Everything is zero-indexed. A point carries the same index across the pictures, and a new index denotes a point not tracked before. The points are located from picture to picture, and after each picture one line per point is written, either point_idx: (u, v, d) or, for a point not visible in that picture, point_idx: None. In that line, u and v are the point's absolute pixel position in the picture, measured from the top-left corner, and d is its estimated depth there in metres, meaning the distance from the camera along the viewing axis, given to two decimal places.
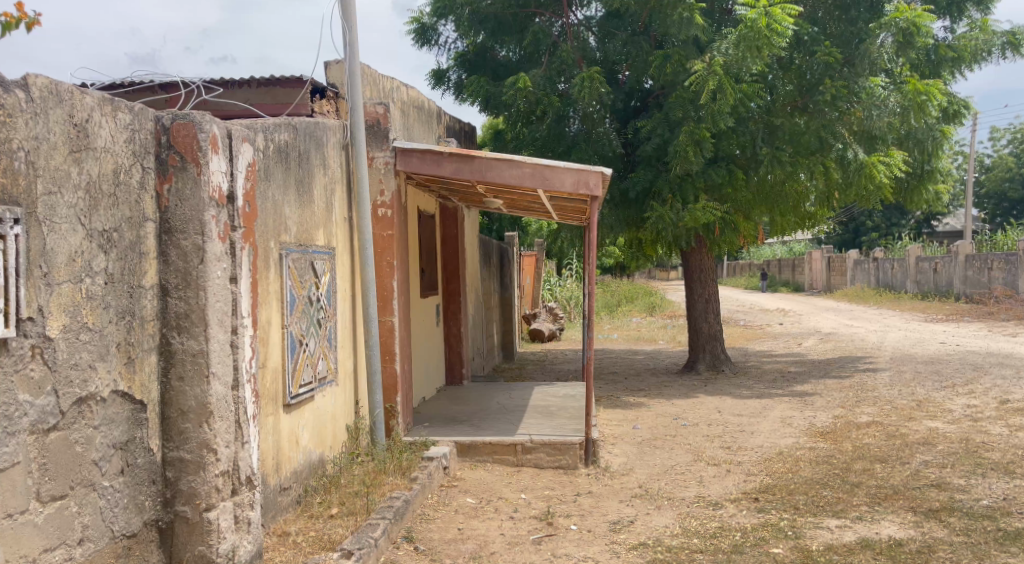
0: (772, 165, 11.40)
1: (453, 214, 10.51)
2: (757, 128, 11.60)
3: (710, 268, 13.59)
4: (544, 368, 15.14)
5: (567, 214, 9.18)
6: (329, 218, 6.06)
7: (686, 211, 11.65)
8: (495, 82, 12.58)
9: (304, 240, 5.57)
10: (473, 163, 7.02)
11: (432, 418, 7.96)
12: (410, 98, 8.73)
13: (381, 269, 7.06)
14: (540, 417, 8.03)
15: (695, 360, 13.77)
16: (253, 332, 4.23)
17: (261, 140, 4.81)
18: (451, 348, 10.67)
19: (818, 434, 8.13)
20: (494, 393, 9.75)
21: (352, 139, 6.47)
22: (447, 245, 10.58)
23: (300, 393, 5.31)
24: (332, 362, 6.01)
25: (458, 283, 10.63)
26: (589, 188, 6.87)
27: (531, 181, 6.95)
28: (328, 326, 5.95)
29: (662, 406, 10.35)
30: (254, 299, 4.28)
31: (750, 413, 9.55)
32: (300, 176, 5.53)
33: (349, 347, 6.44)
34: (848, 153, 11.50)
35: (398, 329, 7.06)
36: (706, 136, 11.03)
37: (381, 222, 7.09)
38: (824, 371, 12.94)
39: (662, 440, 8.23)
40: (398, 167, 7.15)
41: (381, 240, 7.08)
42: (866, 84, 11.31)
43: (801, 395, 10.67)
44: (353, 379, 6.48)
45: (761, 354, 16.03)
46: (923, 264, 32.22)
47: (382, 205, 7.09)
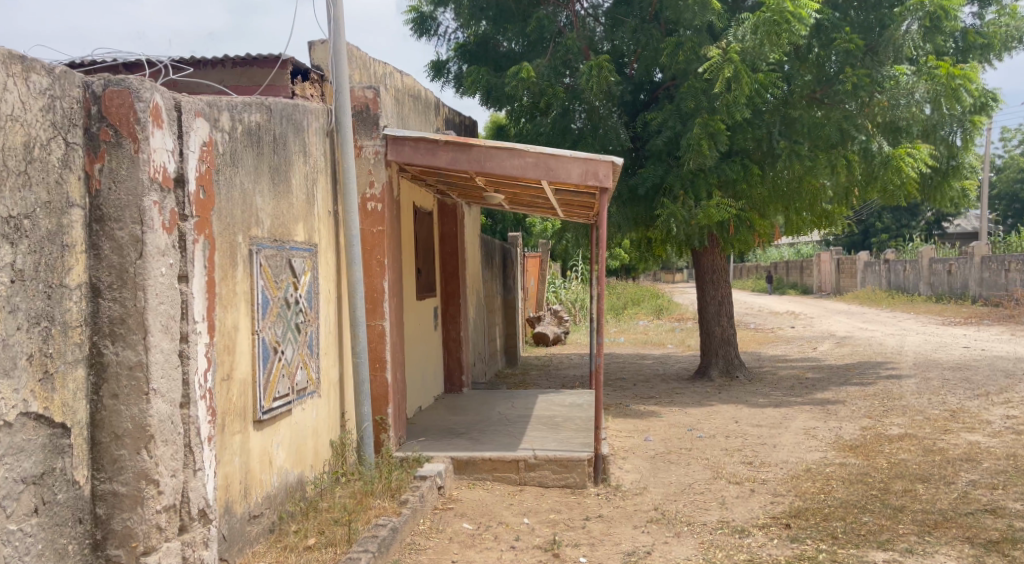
0: (791, 160, 10.88)
1: (452, 211, 9.91)
2: (773, 121, 11.06)
3: (722, 270, 12.96)
4: (548, 373, 14.53)
5: (573, 210, 8.60)
6: (310, 210, 5.45)
7: (700, 208, 11.07)
8: (496, 73, 12.00)
9: (280, 234, 4.96)
10: (471, 152, 6.46)
11: (426, 430, 7.35)
12: (405, 85, 8.14)
13: (370, 269, 6.46)
14: (544, 429, 7.42)
15: (708, 366, 13.13)
16: (209, 340, 3.63)
17: (227, 119, 4.21)
18: (450, 353, 10.08)
19: (847, 448, 7.52)
20: (496, 401, 9.15)
21: (338, 125, 5.88)
22: (446, 243, 9.98)
23: (274, 407, 4.70)
24: (313, 371, 5.41)
25: (457, 284, 10.02)
26: (598, 179, 6.33)
27: (534, 172, 6.39)
28: (309, 331, 5.35)
29: (675, 415, 9.74)
30: (212, 302, 3.69)
31: (769, 423, 8.95)
32: (275, 163, 4.91)
33: (334, 354, 5.84)
34: (872, 145, 10.91)
35: (388, 335, 6.46)
36: (721, 129, 10.43)
37: (370, 218, 6.49)
38: (844, 378, 12.31)
39: (677, 454, 7.62)
40: (389, 157, 6.54)
41: (370, 236, 6.48)
42: (890, 73, 10.78)
43: (823, 404, 10.05)
44: (338, 389, 5.88)
45: (776, 359, 15.42)
46: (936, 266, 31.61)
47: (371, 199, 6.49)
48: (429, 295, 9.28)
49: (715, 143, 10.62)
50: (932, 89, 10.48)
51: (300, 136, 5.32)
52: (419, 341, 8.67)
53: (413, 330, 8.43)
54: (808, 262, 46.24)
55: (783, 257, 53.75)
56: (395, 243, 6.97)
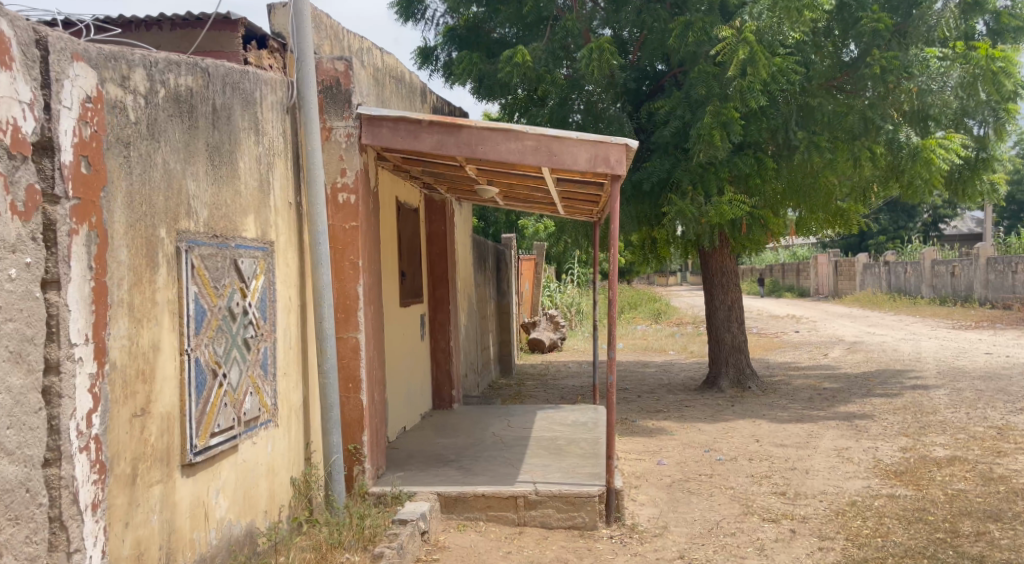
0: (810, 152, 9.99)
1: (441, 208, 8.99)
2: (787, 109, 10.21)
3: (732, 273, 12.02)
4: (545, 384, 13.58)
5: (576, 204, 7.67)
6: (264, 200, 4.49)
7: (711, 204, 10.19)
8: (489, 60, 11.05)
9: (223, 229, 3.99)
10: (460, 135, 5.52)
11: (411, 458, 6.43)
12: (386, 64, 7.19)
13: (342, 272, 5.51)
14: (545, 456, 6.49)
15: (718, 376, 12.20)
16: (94, 368, 2.84)
17: (143, 79, 3.27)
18: (439, 366, 9.07)
19: (890, 475, 6.59)
20: (490, 420, 8.20)
21: (301, 100, 4.95)
22: (433, 244, 9.03)
23: (213, 445, 3.71)
24: (268, 397, 4.45)
25: (445, 289, 9.05)
26: (608, 166, 5.42)
27: (535, 158, 5.47)
28: (263, 347, 4.40)
29: (687, 433, 8.81)
30: (100, 318, 2.89)
31: (795, 444, 8.01)
32: (217, 141, 3.93)
33: (297, 373, 4.90)
34: (899, 136, 10.05)
35: (364, 349, 5.50)
36: (735, 117, 9.50)
37: (343, 212, 5.53)
38: (865, 388, 11.40)
39: (697, 482, 6.68)
40: (364, 140, 5.58)
41: (343, 234, 5.53)
42: (920, 55, 9.88)
43: (849, 420, 9.15)
44: (300, 416, 4.92)
45: (787, 367, 14.49)
46: (939, 268, 30.78)
47: (343, 190, 5.53)
48: (415, 301, 8.32)
49: (727, 133, 9.72)
50: (969, 73, 9.70)
51: (251, 110, 4.35)
52: (402, 353, 7.69)
53: (396, 342, 7.45)
54: (805, 264, 45.35)
55: (779, 259, 52.88)
56: (373, 242, 6.01)
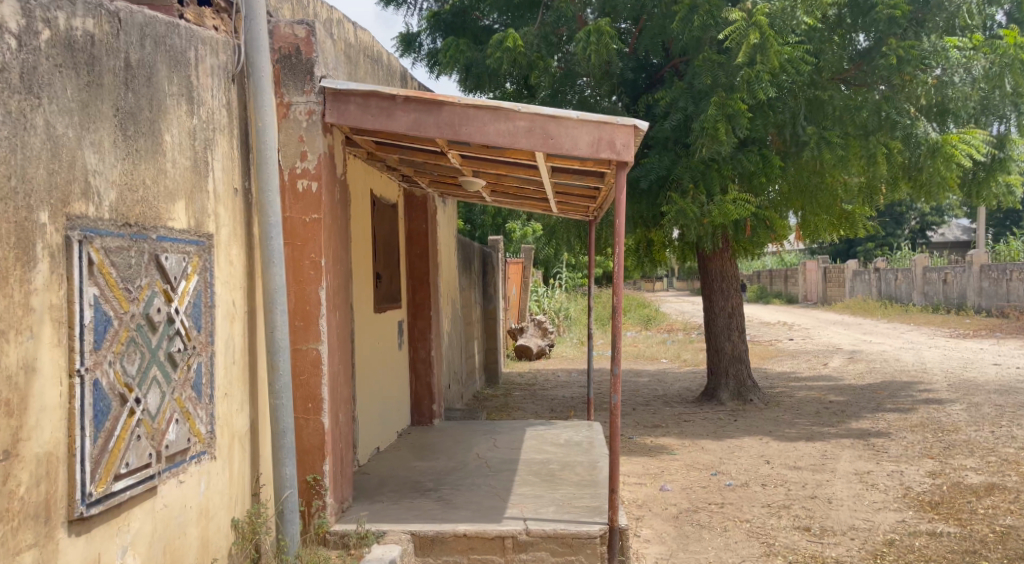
0: (820, 148, 9.24)
1: (422, 205, 8.20)
2: (798, 102, 9.44)
3: (733, 278, 11.28)
4: (534, 394, 12.81)
5: (570, 199, 6.91)
6: (200, 183, 3.70)
7: (714, 203, 9.45)
8: (476, 46, 10.25)
9: (141, 217, 3.19)
10: (440, 114, 4.75)
11: (382, 488, 5.63)
12: (361, 40, 6.41)
13: (301, 273, 4.73)
14: (536, 484, 5.71)
15: (717, 388, 11.46)
16: None
17: (12, 11, 2.55)
18: (419, 378, 8.26)
19: (925, 507, 5.82)
20: (474, 439, 7.42)
21: (249, 66, 4.14)
22: (413, 243, 8.23)
23: (116, 490, 2.93)
24: (202, 425, 3.66)
25: (426, 293, 8.25)
26: (613, 151, 4.68)
27: (528, 140, 4.71)
28: (195, 363, 3.59)
29: (690, 453, 8.04)
30: None
31: (810, 466, 7.23)
32: (136, 106, 3.15)
33: (243, 392, 4.12)
34: (917, 131, 9.26)
35: (326, 364, 4.73)
36: (743, 110, 8.75)
37: (303, 203, 4.73)
38: (875, 402, 10.64)
39: (708, 513, 5.91)
40: (329, 119, 4.78)
41: (303, 228, 4.73)
42: (938, 45, 9.04)
43: (864, 438, 8.39)
44: (246, 444, 4.13)
45: (787, 377, 13.75)
46: (931, 274, 30.15)
47: (302, 176, 4.74)
48: (392, 307, 7.53)
49: (733, 126, 8.96)
50: (995, 64, 9.06)
51: (183, 72, 3.55)
52: (375, 365, 6.90)
53: (368, 352, 6.65)
54: (795, 270, 44.69)
55: (767, 265, 52.19)
56: (340, 239, 5.22)
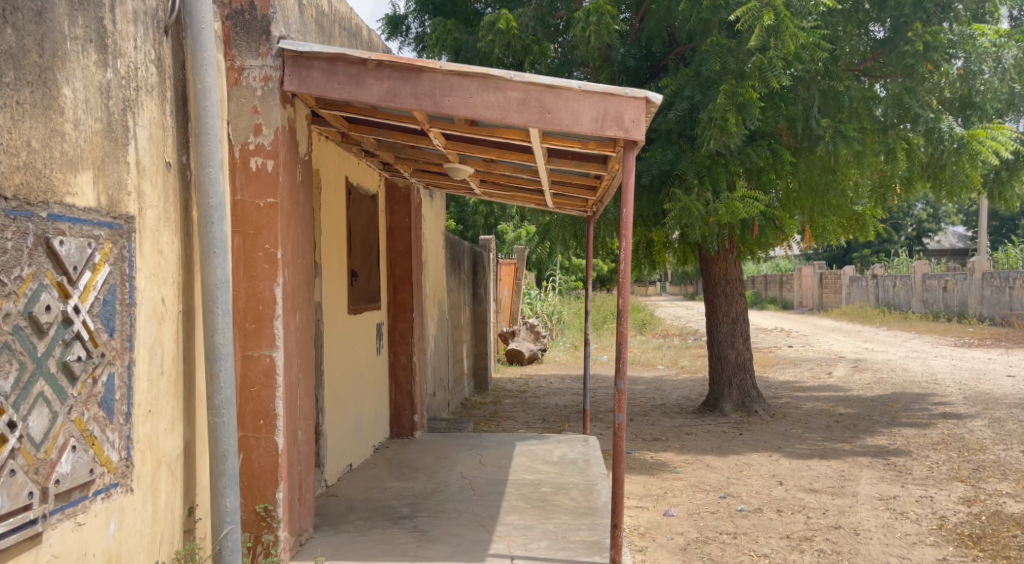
0: (836, 141, 8.50)
1: (405, 197, 7.51)
2: (814, 93, 8.75)
3: (737, 282, 10.61)
4: (525, 403, 12.12)
5: (567, 190, 6.23)
6: (117, 151, 3.01)
7: (720, 201, 8.79)
8: (467, 30, 9.54)
9: (24, 190, 2.53)
10: (419, 83, 4.07)
11: (348, 516, 4.93)
12: (337, 8, 5.71)
13: (253, 266, 4.06)
14: (526, 512, 5.02)
15: (720, 398, 10.80)
16: None
17: None
18: (399, 386, 7.56)
19: (966, 542, 5.14)
20: (458, 455, 6.73)
21: (185, 11, 3.43)
22: (395, 238, 7.53)
23: None
24: (114, 451, 2.97)
25: (408, 293, 7.55)
26: (621, 127, 4.00)
27: (521, 114, 4.03)
28: (107, 375, 2.92)
29: (694, 473, 7.34)
30: None
31: (828, 490, 6.53)
32: (13, 45, 2.48)
33: (176, 407, 3.43)
34: (941, 125, 8.56)
35: (281, 373, 4.06)
36: (754, 99, 8.07)
37: (257, 185, 4.05)
38: (888, 415, 9.96)
39: (720, 545, 5.22)
40: (286, 87, 4.09)
41: (256, 213, 4.06)
42: (965, 31, 8.40)
43: (883, 456, 7.70)
44: (178, 471, 3.44)
45: (791, 387, 13.06)
46: (931, 281, 29.49)
47: (255, 153, 4.05)
48: (369, 307, 6.85)
49: (743, 117, 8.29)
50: None
51: (93, 12, 2.87)
52: (348, 372, 6.22)
53: (339, 358, 5.97)
54: (790, 276, 44.05)
55: (761, 270, 51.51)
56: (304, 228, 4.54)
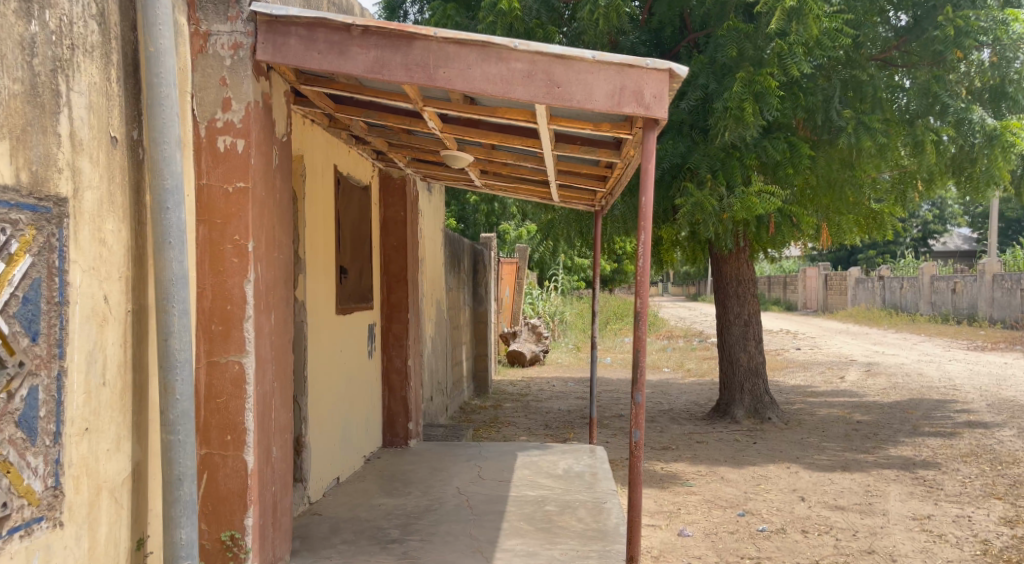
0: (859, 133, 8.00)
1: (400, 189, 7.01)
2: (835, 83, 8.26)
3: (749, 283, 10.12)
4: (526, 407, 11.62)
5: (574, 181, 5.76)
6: (42, 119, 2.54)
7: (735, 196, 8.31)
8: (467, 13, 9.03)
9: None
10: (410, 52, 3.58)
11: (332, 540, 4.43)
12: None
13: (220, 260, 3.57)
14: (529, 536, 4.53)
15: (731, 404, 10.29)
16: None
17: None
18: (393, 392, 7.06)
19: None
20: (454, 467, 6.24)
21: None
22: (388, 233, 7.04)
23: None
24: (34, 476, 2.50)
25: (403, 292, 7.05)
26: (641, 103, 3.51)
27: (527, 89, 3.54)
28: (29, 387, 2.49)
29: (708, 486, 6.84)
30: None
31: (855, 507, 6.03)
32: None
33: (122, 424, 2.95)
34: (972, 115, 8.04)
35: (252, 382, 3.57)
36: (773, 86, 7.56)
37: (226, 168, 3.56)
38: (909, 422, 9.46)
39: None
40: (259, 57, 3.60)
41: (225, 200, 3.57)
42: (998, 17, 7.92)
43: (909, 469, 7.20)
44: (125, 497, 2.96)
45: (804, 391, 12.56)
46: (939, 283, 28.94)
47: (222, 131, 3.56)
48: (360, 307, 6.36)
49: (760, 107, 7.79)
50: None
51: None
52: (336, 378, 5.74)
53: (325, 362, 5.48)
54: (795, 277, 43.51)
55: (766, 271, 50.96)
56: (283, 218, 4.05)
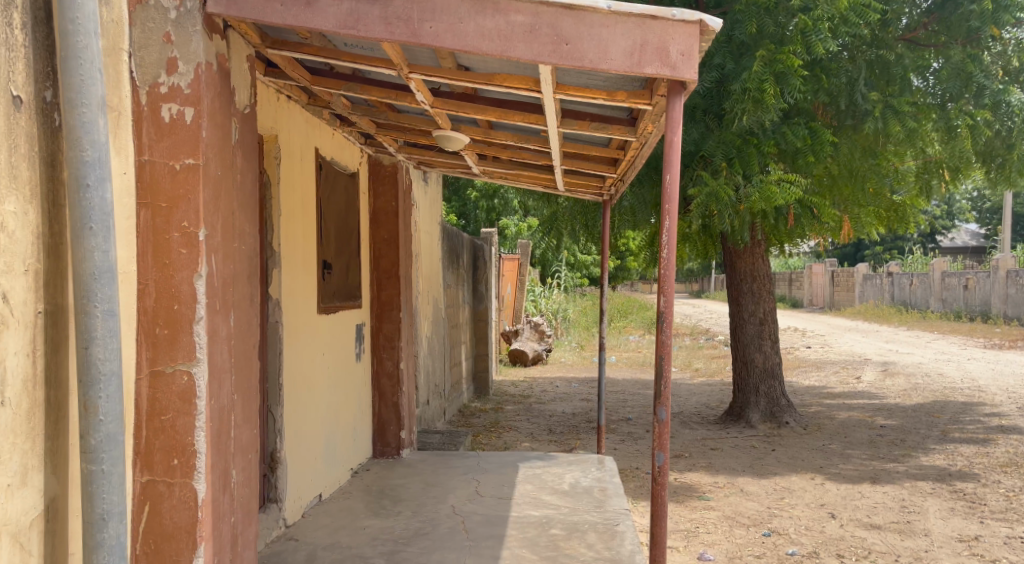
0: (887, 118, 7.45)
1: (391, 177, 6.46)
2: (860, 63, 7.70)
3: (764, 279, 9.55)
4: (529, 410, 11.06)
5: (581, 167, 5.22)
6: None
7: (752, 186, 7.74)
8: None
9: None
10: (390, 3, 3.01)
11: None
12: None
13: (165, 251, 3.00)
14: None
15: (746, 407, 9.71)
16: None
17: None
18: (384, 398, 6.49)
19: None
20: (449, 481, 5.69)
21: None
22: (378, 224, 6.47)
23: None
24: None
25: (394, 289, 6.48)
26: (666, 63, 2.96)
27: (529, 46, 2.98)
28: None
29: (728, 500, 6.28)
30: None
31: (893, 526, 5.47)
32: None
33: (29, 452, 2.40)
34: (1010, 96, 7.66)
35: (203, 396, 3.01)
36: (796, 66, 7.00)
37: (172, 143, 2.99)
38: (937, 427, 8.89)
39: None
40: (211, 9, 3.04)
41: (170, 179, 3.00)
42: None
43: (946, 480, 6.64)
44: (32, 542, 2.41)
45: (820, 393, 11.99)
46: (950, 280, 28.30)
47: (167, 97, 2.99)
48: (346, 305, 5.80)
49: (781, 88, 7.25)
50: None
51: None
52: (318, 385, 5.18)
53: (304, 368, 4.92)
54: (801, 273, 42.94)
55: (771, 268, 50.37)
56: (247, 204, 3.49)
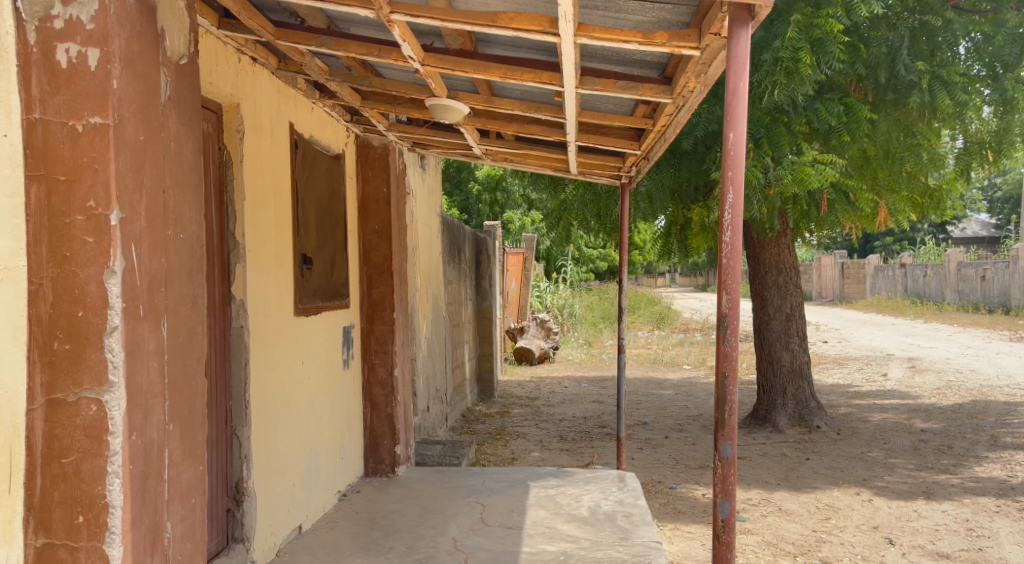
0: (935, 90, 6.75)
1: (382, 159, 5.72)
2: (902, 31, 7.02)
3: (791, 271, 8.81)
4: (537, 413, 10.32)
5: (598, 143, 4.50)
6: None
7: (783, 167, 6.99)
8: None
9: None
10: None
11: None
12: None
13: (65, 241, 2.28)
14: None
15: (771, 410, 8.94)
16: None
17: None
18: (376, 410, 5.75)
19: None
20: (450, 506, 4.95)
21: None
22: (368, 212, 5.71)
23: None
24: None
25: (388, 286, 5.72)
26: None
27: None
28: None
29: (767, 522, 5.54)
30: None
31: (963, 556, 4.74)
32: None
33: None
34: None
35: (117, 433, 2.28)
36: (836, 30, 6.30)
37: (72, 96, 2.27)
38: (984, 432, 8.16)
39: None
40: None
41: (71, 145, 2.27)
42: None
43: (1010, 496, 5.91)
44: None
45: (847, 392, 11.25)
46: (966, 270, 27.51)
47: (63, 35, 2.27)
48: (330, 305, 5.05)
49: (817, 57, 6.55)
50: None
51: None
52: (296, 399, 4.45)
53: (278, 381, 4.19)
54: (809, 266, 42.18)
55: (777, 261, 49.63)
56: (194, 180, 2.74)
